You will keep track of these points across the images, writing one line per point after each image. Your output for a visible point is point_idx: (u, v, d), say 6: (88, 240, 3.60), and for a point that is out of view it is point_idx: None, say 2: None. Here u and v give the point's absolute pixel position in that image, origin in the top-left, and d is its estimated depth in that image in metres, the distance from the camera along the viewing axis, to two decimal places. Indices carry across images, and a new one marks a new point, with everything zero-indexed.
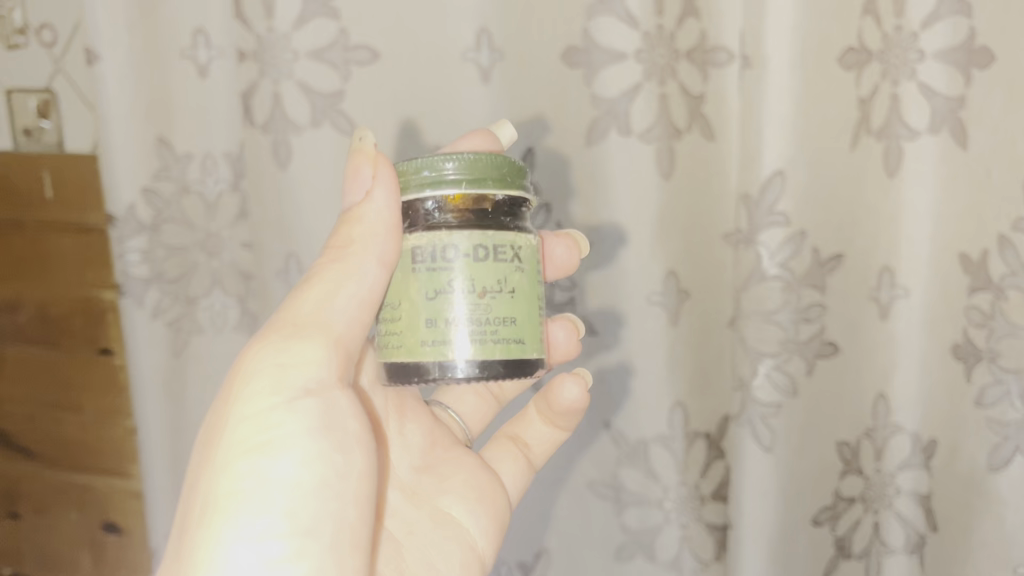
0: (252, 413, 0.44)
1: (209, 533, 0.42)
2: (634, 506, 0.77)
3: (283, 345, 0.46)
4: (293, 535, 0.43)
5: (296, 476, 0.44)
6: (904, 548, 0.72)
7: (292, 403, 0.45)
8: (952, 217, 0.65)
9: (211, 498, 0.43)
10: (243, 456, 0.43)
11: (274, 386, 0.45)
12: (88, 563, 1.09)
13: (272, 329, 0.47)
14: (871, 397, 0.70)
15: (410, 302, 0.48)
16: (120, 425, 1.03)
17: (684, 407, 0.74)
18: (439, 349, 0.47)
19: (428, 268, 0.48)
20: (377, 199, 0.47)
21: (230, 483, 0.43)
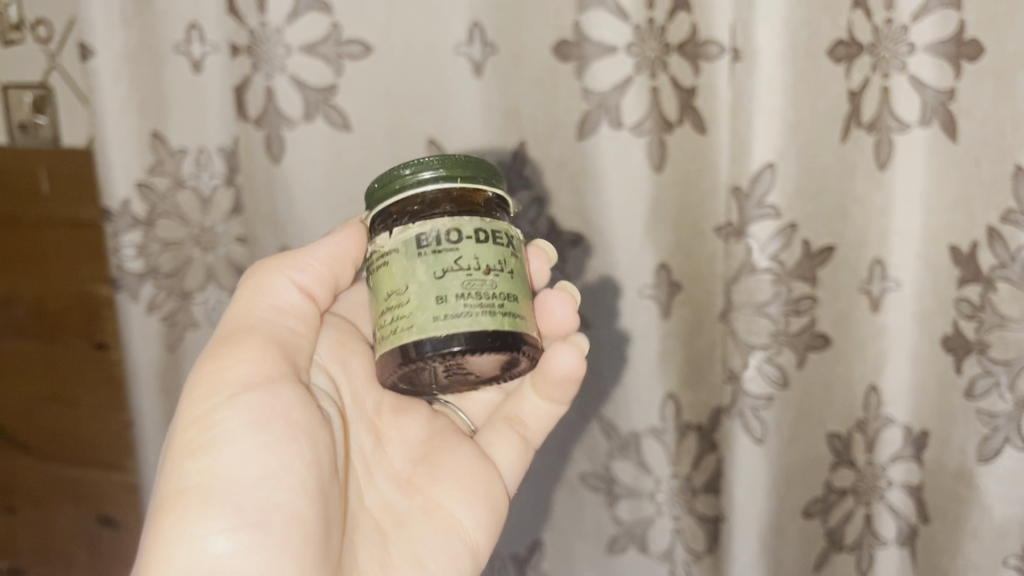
0: (195, 418, 0.47)
1: (158, 535, 0.44)
2: (627, 498, 0.78)
3: (220, 355, 0.49)
4: (239, 524, 0.44)
5: (238, 470, 0.46)
6: (894, 539, 0.73)
7: (231, 400, 0.47)
8: (942, 209, 0.66)
9: (161, 503, 0.45)
10: (187, 457, 0.46)
11: (210, 391, 0.48)
12: (85, 555, 1.10)
13: (209, 347, 0.50)
14: (863, 389, 0.71)
15: (418, 283, 0.48)
16: (117, 420, 1.04)
17: (675, 400, 0.74)
18: (450, 322, 0.47)
19: (433, 250, 0.48)
20: (336, 245, 0.55)
21: (176, 483, 0.45)
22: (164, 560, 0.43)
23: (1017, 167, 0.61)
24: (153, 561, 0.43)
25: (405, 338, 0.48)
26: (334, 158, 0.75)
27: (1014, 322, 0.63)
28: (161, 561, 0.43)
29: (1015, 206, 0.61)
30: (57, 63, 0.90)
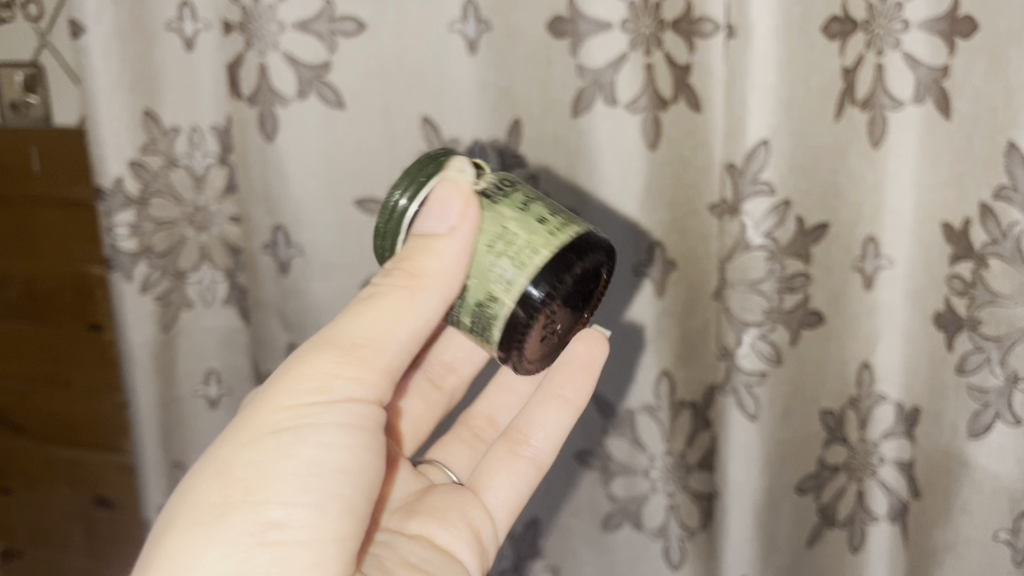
0: (291, 403, 0.45)
1: (223, 492, 0.43)
2: (621, 475, 0.78)
3: (342, 361, 0.46)
4: (302, 507, 0.44)
5: (320, 462, 0.45)
6: (886, 516, 0.73)
7: (333, 403, 0.46)
8: (932, 186, 0.66)
9: (230, 464, 0.44)
10: (272, 432, 0.45)
11: (313, 387, 0.46)
12: (82, 536, 1.10)
13: (332, 342, 0.47)
14: (855, 367, 0.71)
15: (509, 220, 0.48)
16: (110, 401, 1.03)
17: (670, 376, 0.75)
18: (567, 234, 0.49)
19: (501, 195, 0.50)
20: (459, 238, 0.48)
21: (252, 453, 0.44)
22: (217, 519, 0.43)
23: (1010, 143, 0.61)
24: (207, 513, 0.43)
25: (542, 263, 0.48)
26: (326, 135, 0.74)
27: (1005, 298, 0.64)
28: (214, 519, 0.43)
29: (1008, 181, 0.62)
30: (48, 42, 0.89)
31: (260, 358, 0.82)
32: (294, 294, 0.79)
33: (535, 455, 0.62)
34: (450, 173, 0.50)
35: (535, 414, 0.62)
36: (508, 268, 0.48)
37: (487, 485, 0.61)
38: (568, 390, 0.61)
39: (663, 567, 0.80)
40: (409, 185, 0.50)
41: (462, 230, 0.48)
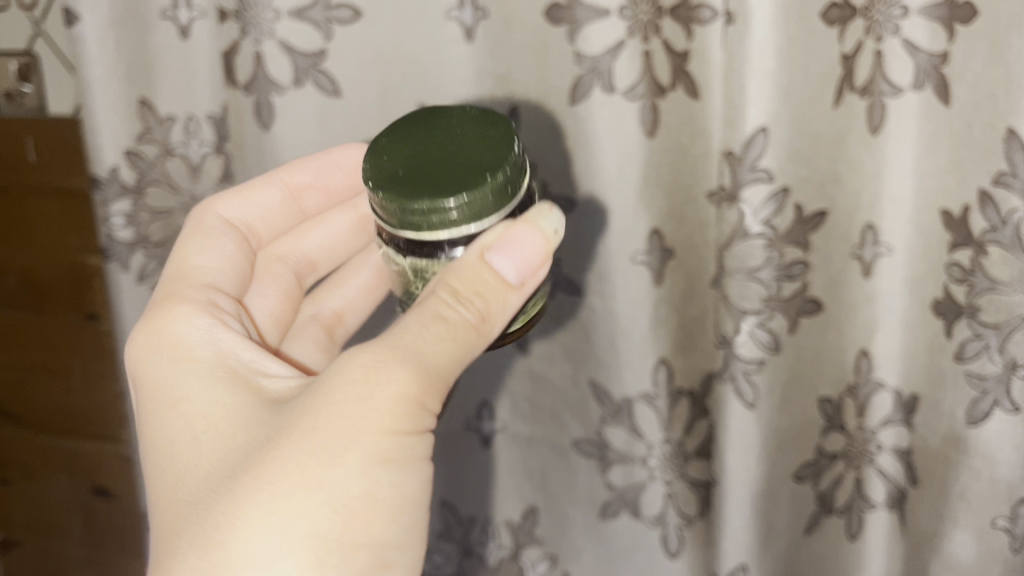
0: (397, 432, 0.43)
1: (340, 525, 0.42)
2: (619, 464, 0.78)
3: (433, 391, 0.45)
4: (405, 543, 0.45)
5: (417, 497, 0.45)
6: (883, 503, 0.74)
7: (425, 433, 0.45)
8: (932, 172, 0.66)
9: (343, 493, 0.42)
10: (382, 467, 0.43)
11: (413, 415, 0.44)
12: (79, 526, 1.10)
13: (423, 362, 0.44)
14: (854, 354, 0.71)
15: None
16: (109, 391, 1.03)
17: (667, 365, 0.74)
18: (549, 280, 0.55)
19: None
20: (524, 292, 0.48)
21: (367, 488, 0.43)
22: (340, 560, 0.42)
23: (1010, 130, 0.61)
24: (332, 553, 0.42)
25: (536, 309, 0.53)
26: (323, 123, 0.75)
27: (1004, 285, 0.63)
28: (339, 560, 0.42)
29: (1007, 168, 0.61)
30: (43, 30, 0.88)
31: None
32: None
33: None
34: (544, 220, 0.48)
35: None
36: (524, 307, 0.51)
37: None
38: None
39: (660, 556, 0.80)
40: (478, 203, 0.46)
41: (529, 286, 0.48)
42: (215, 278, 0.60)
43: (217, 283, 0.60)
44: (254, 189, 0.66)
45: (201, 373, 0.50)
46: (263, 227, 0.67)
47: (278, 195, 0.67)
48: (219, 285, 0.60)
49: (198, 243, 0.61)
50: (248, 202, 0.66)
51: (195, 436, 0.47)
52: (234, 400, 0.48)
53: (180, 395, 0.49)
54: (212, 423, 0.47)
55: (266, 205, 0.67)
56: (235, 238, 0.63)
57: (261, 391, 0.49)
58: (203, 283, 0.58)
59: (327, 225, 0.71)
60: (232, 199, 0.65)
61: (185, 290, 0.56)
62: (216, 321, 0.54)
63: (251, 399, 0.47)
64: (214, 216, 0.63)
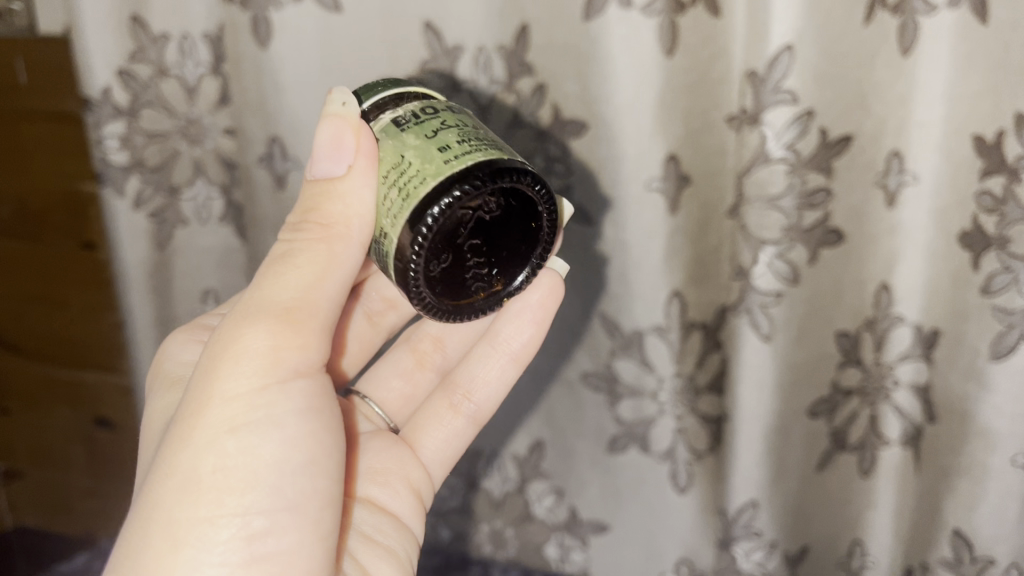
0: (243, 392, 0.45)
1: (194, 502, 0.43)
2: (629, 398, 0.75)
3: (280, 334, 0.46)
4: (278, 508, 0.45)
5: (284, 457, 0.45)
6: (898, 441, 0.72)
7: (283, 385, 0.46)
8: (965, 97, 0.61)
9: (193, 473, 0.43)
10: (230, 433, 0.44)
11: (260, 368, 0.45)
12: (82, 456, 1.10)
13: (266, 311, 0.46)
14: (874, 288, 0.68)
15: (411, 148, 0.46)
16: (107, 320, 1.01)
17: (681, 297, 0.71)
18: (468, 159, 0.44)
19: (414, 121, 0.47)
20: (359, 177, 0.47)
21: (217, 457, 0.44)
22: (201, 538, 0.43)
23: None
24: (189, 530, 0.42)
25: (426, 190, 0.44)
26: (325, 42, 0.71)
27: None
28: (198, 536, 0.42)
29: None
30: None
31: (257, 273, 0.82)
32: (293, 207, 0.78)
33: (474, 411, 0.65)
34: (329, 107, 0.48)
35: (477, 370, 0.65)
36: (401, 197, 0.45)
37: (421, 439, 0.64)
38: (514, 345, 0.64)
39: (669, 491, 0.78)
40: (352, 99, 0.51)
41: (362, 169, 0.47)
42: None
43: None
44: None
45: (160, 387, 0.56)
46: None
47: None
48: None
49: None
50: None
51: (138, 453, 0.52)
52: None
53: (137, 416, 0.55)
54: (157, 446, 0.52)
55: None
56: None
57: None
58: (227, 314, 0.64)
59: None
60: None
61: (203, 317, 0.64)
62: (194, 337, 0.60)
63: None
64: None
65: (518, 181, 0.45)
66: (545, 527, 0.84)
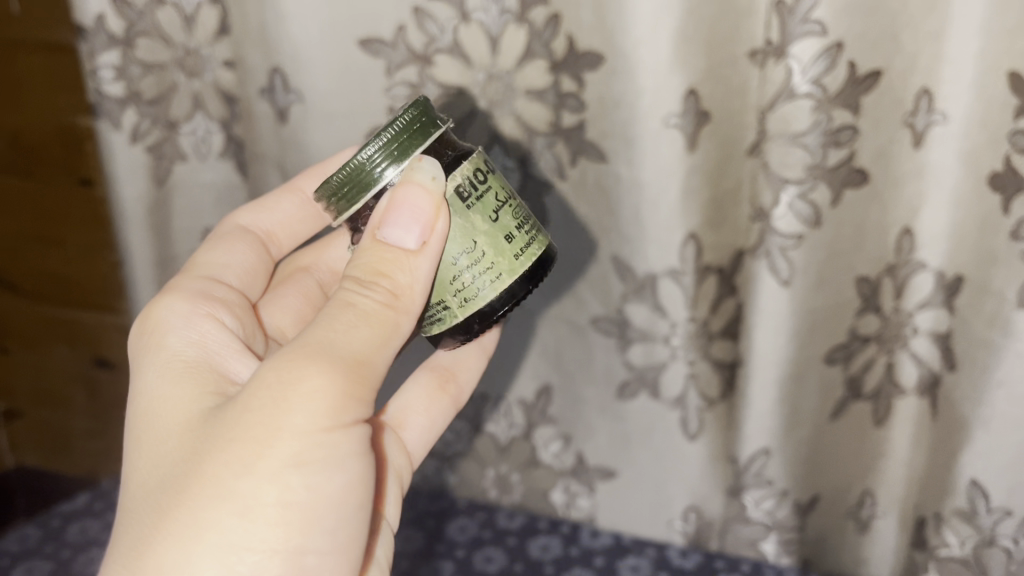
0: (310, 431, 0.43)
1: (254, 537, 0.43)
2: (640, 342, 0.74)
3: (352, 385, 0.45)
4: (327, 552, 0.45)
5: (340, 499, 0.45)
6: (914, 390, 0.70)
7: (348, 431, 0.45)
8: (1002, 33, 0.57)
9: (256, 503, 0.43)
10: (296, 469, 0.43)
11: (330, 411, 0.44)
12: (84, 397, 1.10)
13: (339, 357, 0.45)
14: (895, 233, 0.65)
15: (483, 236, 0.50)
16: (105, 259, 0.99)
17: (697, 240, 0.68)
18: (530, 255, 0.52)
19: (475, 196, 0.50)
20: (429, 254, 0.49)
21: (280, 492, 0.43)
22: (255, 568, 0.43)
23: None
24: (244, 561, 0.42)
25: (504, 287, 0.51)
26: None
27: None
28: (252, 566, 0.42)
29: None
30: None
31: None
32: (294, 144, 0.75)
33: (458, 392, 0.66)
34: (416, 175, 0.48)
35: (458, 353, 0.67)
36: (472, 285, 0.51)
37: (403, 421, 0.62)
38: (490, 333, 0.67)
39: (679, 438, 0.77)
40: (395, 148, 0.49)
41: (434, 247, 0.49)
42: (219, 272, 0.63)
43: (222, 276, 0.63)
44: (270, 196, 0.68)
45: (164, 364, 0.52)
46: (283, 234, 0.69)
47: (295, 203, 0.68)
48: (224, 279, 0.63)
49: (213, 243, 0.65)
50: (264, 207, 0.68)
51: (147, 435, 0.48)
52: (187, 395, 0.49)
53: (143, 389, 0.51)
54: (162, 425, 0.48)
55: (285, 213, 0.68)
56: (249, 241, 0.66)
57: (215, 389, 0.50)
58: (207, 276, 0.62)
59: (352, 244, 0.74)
60: (250, 208, 0.68)
61: (184, 281, 0.59)
62: (203, 313, 0.56)
63: (203, 397, 0.49)
64: (229, 222, 0.67)
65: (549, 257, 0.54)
66: (552, 472, 0.83)
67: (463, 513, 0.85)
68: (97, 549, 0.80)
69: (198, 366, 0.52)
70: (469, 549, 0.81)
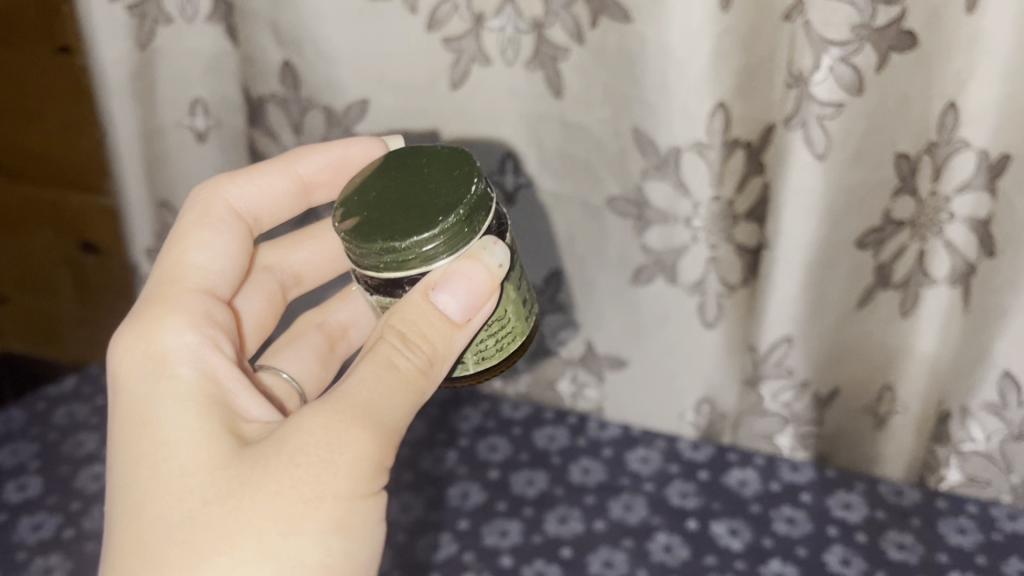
0: (350, 497, 0.43)
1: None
2: (658, 224, 0.69)
3: (389, 453, 0.44)
4: None
5: (363, 564, 0.45)
6: (945, 280, 0.65)
7: (378, 498, 0.45)
8: None
9: (296, 564, 0.41)
10: (336, 534, 0.42)
11: (368, 479, 0.43)
12: (70, 283, 1.05)
13: (379, 425, 0.44)
14: (940, 106, 0.59)
15: (514, 304, 0.51)
16: (88, 136, 0.93)
17: (727, 109, 0.63)
18: (533, 317, 0.54)
19: (512, 263, 0.51)
20: (467, 325, 0.48)
21: (320, 553, 0.42)
22: None
23: None
24: None
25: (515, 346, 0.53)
26: None
27: None
28: None
29: None
30: None
31: (250, 80, 0.75)
32: (288, 3, 0.69)
33: None
34: (485, 255, 0.47)
35: None
36: (494, 347, 0.52)
37: None
38: None
39: (695, 326, 0.73)
40: (456, 232, 0.46)
41: (475, 320, 0.48)
42: (214, 280, 0.55)
43: (216, 285, 0.55)
44: (262, 171, 0.60)
45: (176, 394, 0.46)
46: (268, 217, 0.61)
47: (291, 187, 0.61)
48: (218, 289, 0.55)
49: (201, 234, 0.55)
50: (253, 186, 0.59)
51: (160, 467, 0.44)
52: (209, 430, 0.45)
53: (151, 417, 0.46)
54: (176, 462, 0.44)
55: (277, 195, 0.60)
56: (239, 230, 0.58)
57: (234, 427, 0.46)
58: (201, 288, 0.53)
59: (323, 240, 0.69)
60: (240, 183, 0.59)
61: (179, 295, 0.52)
62: (208, 341, 0.50)
63: (224, 434, 0.45)
64: (220, 205, 0.57)
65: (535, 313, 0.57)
66: (560, 362, 0.80)
67: (467, 403, 0.82)
68: (84, 433, 0.77)
69: (214, 400, 0.47)
70: (473, 438, 0.78)
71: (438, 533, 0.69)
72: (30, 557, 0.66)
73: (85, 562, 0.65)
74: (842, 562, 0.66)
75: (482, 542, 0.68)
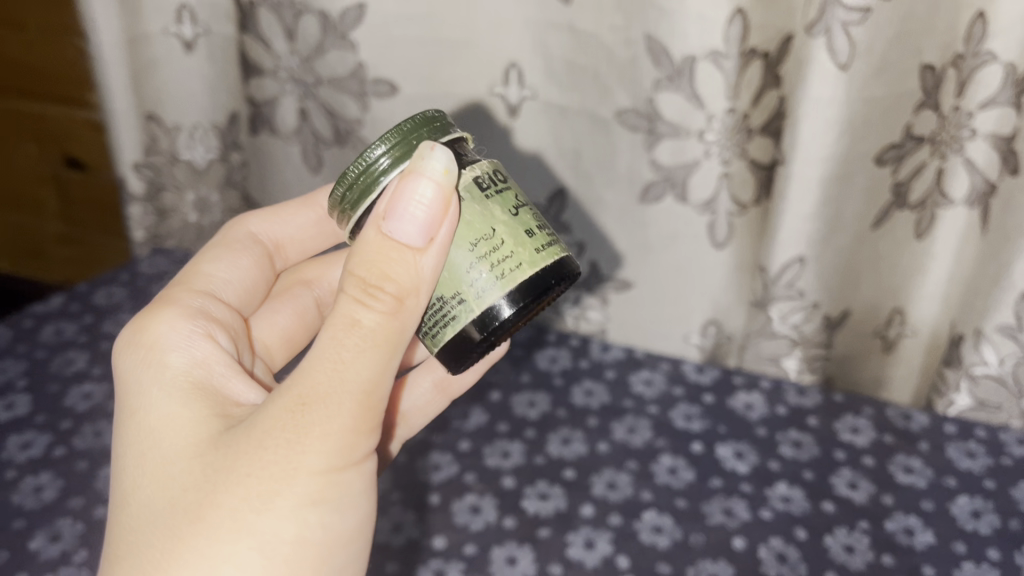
0: (324, 471, 0.40)
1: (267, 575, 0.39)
2: (669, 138, 0.67)
3: (364, 424, 0.41)
4: None
5: (350, 536, 0.42)
6: (963, 201, 0.64)
7: (358, 467, 0.42)
8: None
9: (272, 542, 0.39)
10: (313, 508, 0.40)
11: (342, 451, 0.40)
12: (55, 201, 1.02)
13: (349, 394, 0.40)
14: (969, 17, 0.57)
15: (503, 225, 0.44)
16: (71, 44, 0.89)
17: (745, 17, 0.60)
18: (551, 254, 0.45)
19: (495, 191, 0.45)
20: (434, 255, 0.43)
21: (297, 528, 0.40)
22: None
23: None
24: None
25: (525, 278, 0.44)
26: None
27: None
28: None
29: None
30: None
31: None
32: None
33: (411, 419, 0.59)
34: (426, 166, 0.42)
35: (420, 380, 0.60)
36: (491, 273, 0.43)
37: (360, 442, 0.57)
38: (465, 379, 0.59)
39: (705, 246, 0.71)
40: (398, 144, 0.45)
41: (441, 245, 0.43)
42: (220, 286, 0.56)
43: (220, 291, 0.56)
44: (286, 207, 0.64)
45: (161, 381, 0.45)
46: (293, 248, 0.64)
47: (313, 217, 0.64)
48: (223, 295, 0.56)
49: (216, 251, 0.58)
50: (277, 218, 0.63)
51: (142, 454, 0.43)
52: (186, 415, 0.43)
53: (136, 405, 0.45)
54: (157, 449, 0.43)
55: (299, 226, 0.63)
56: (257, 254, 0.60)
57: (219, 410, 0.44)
58: (206, 289, 0.54)
59: None
60: (263, 215, 0.62)
61: (180, 294, 0.52)
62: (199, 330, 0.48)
63: (204, 418, 0.43)
64: (240, 230, 0.61)
65: (574, 275, 0.48)
66: None
67: None
68: (73, 352, 0.76)
69: (198, 386, 0.45)
70: None
71: (437, 454, 0.66)
72: (19, 475, 0.64)
73: (78, 480, 0.64)
74: (849, 485, 0.65)
75: (484, 463, 0.66)
